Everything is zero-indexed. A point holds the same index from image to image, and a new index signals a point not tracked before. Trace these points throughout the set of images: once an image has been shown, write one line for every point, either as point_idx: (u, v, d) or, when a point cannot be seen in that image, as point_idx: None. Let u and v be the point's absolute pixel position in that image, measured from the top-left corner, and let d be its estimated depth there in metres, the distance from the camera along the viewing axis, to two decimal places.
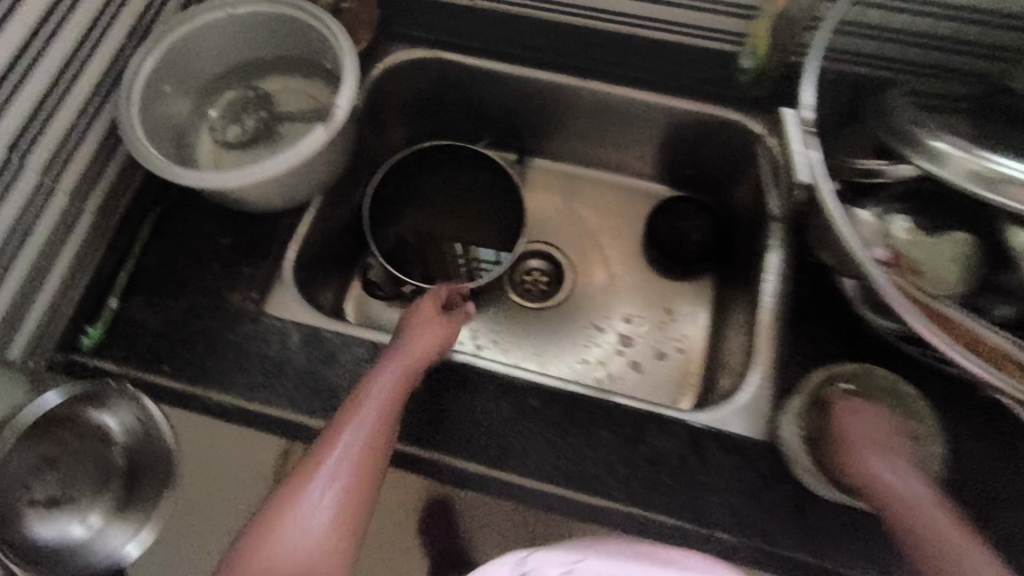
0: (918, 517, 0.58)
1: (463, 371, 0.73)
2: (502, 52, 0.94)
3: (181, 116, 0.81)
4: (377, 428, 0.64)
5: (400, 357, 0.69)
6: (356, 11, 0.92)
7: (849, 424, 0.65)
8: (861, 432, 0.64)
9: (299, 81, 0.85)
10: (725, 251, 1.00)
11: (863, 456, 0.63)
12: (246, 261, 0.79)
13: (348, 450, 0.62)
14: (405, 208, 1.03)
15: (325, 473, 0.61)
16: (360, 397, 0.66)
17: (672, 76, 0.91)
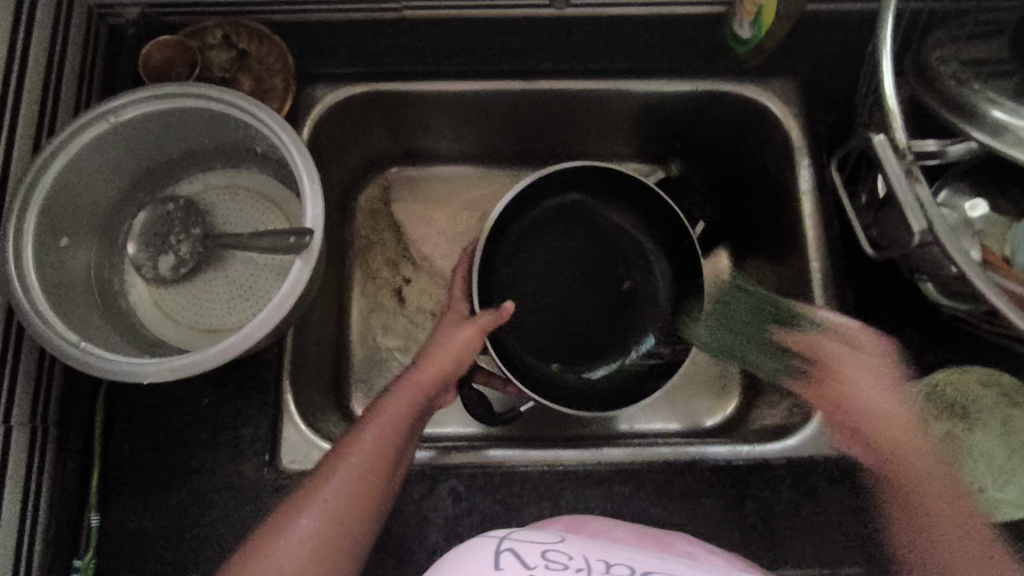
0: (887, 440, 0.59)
1: (536, 478, 0.64)
2: (455, 69, 0.77)
3: (90, 265, 0.62)
4: (371, 464, 0.55)
5: (418, 377, 0.61)
6: (261, 57, 0.73)
7: (855, 398, 0.60)
8: (866, 406, 0.60)
9: (229, 174, 0.68)
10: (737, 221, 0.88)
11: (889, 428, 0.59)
12: (239, 415, 0.65)
13: (355, 453, 0.55)
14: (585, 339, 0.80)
15: (322, 491, 0.52)
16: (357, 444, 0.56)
17: (658, 55, 0.78)
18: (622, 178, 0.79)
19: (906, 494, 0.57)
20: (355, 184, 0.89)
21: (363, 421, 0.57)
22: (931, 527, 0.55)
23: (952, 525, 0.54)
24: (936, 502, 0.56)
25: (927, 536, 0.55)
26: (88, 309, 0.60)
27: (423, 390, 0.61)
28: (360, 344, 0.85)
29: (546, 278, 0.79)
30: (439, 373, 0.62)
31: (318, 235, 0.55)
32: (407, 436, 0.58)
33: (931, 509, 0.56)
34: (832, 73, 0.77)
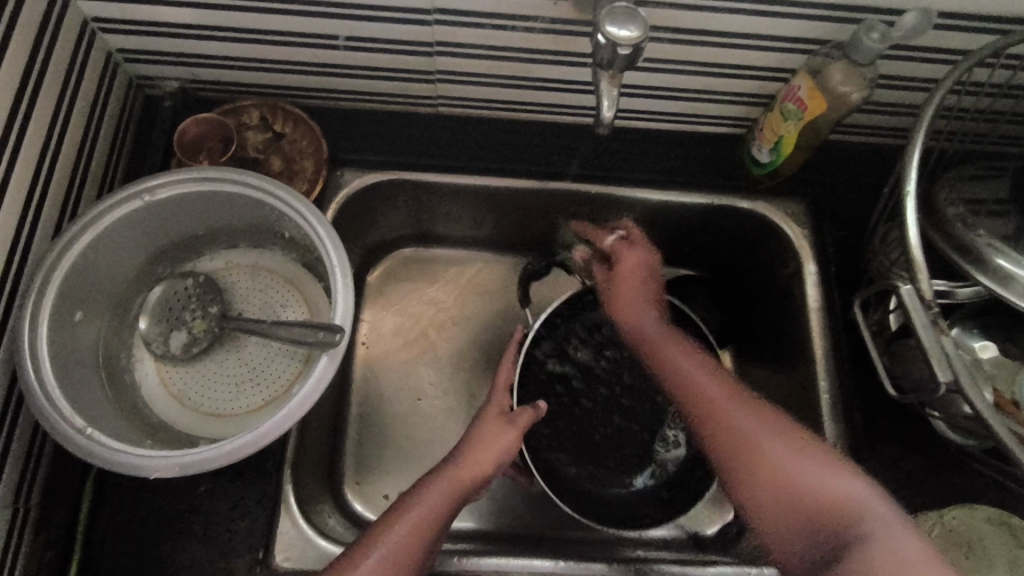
0: (719, 408, 0.60)
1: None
2: (483, 165, 0.79)
3: (101, 339, 0.60)
4: (409, 537, 0.58)
5: (449, 478, 0.62)
6: (294, 141, 0.73)
7: (675, 363, 0.66)
8: (692, 376, 0.64)
9: (252, 255, 0.68)
10: (754, 333, 0.86)
11: (713, 404, 0.61)
12: (232, 505, 0.61)
13: (406, 520, 0.58)
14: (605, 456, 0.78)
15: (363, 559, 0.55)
16: (400, 512, 0.59)
17: (679, 167, 0.81)
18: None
19: (701, 419, 0.61)
20: (367, 263, 0.89)
21: (414, 495, 0.61)
22: (738, 469, 0.57)
23: (727, 424, 0.59)
24: (733, 438, 0.58)
25: (734, 453, 0.58)
26: (94, 387, 0.58)
27: (457, 486, 0.62)
28: (357, 426, 0.83)
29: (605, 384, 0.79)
30: (465, 483, 0.63)
31: (347, 334, 0.55)
32: (441, 521, 0.60)
33: (719, 426, 0.59)
34: (846, 198, 0.80)
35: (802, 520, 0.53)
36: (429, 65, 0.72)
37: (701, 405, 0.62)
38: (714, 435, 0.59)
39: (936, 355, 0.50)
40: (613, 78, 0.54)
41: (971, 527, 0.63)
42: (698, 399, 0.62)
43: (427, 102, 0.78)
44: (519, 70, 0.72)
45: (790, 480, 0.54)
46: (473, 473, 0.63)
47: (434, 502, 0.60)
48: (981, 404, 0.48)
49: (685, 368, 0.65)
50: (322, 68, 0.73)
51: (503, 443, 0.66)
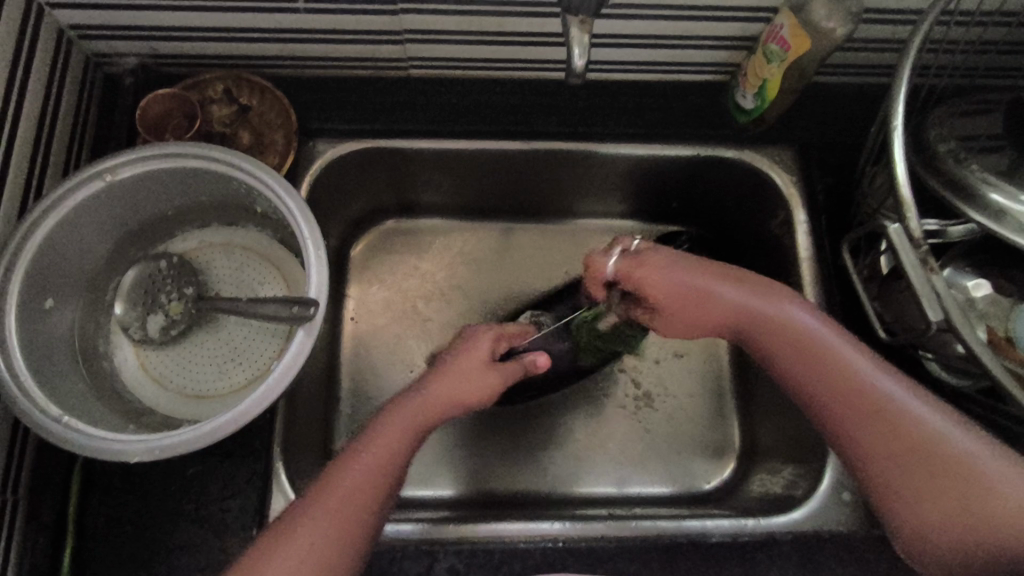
0: (928, 431, 0.48)
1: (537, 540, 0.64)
2: (459, 126, 0.76)
3: (76, 328, 0.59)
4: (377, 465, 0.54)
5: (425, 404, 0.58)
6: (262, 112, 0.71)
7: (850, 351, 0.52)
8: (873, 374, 0.51)
9: (226, 233, 0.66)
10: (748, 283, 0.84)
11: (875, 387, 0.50)
12: (224, 487, 0.61)
13: (373, 445, 0.55)
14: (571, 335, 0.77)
15: (325, 493, 0.51)
16: (365, 436, 0.56)
17: (663, 117, 0.78)
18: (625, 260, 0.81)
19: (906, 451, 0.48)
20: (350, 236, 0.87)
21: (379, 420, 0.57)
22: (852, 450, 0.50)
23: (919, 428, 0.48)
24: (759, 321, 0.55)
25: (908, 432, 0.48)
26: (72, 376, 0.56)
27: (427, 406, 0.59)
28: (350, 402, 0.83)
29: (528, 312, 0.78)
30: (441, 404, 0.60)
31: (322, 307, 0.54)
32: (411, 444, 0.56)
33: (941, 470, 0.47)
34: (836, 142, 0.78)
35: (988, 516, 0.46)
36: (395, 25, 0.69)
37: (908, 433, 0.48)
38: (945, 485, 0.47)
39: (924, 294, 0.49)
40: (584, 25, 0.52)
41: None
42: (925, 429, 0.48)
43: (397, 64, 0.75)
44: (489, 25, 0.69)
45: (948, 444, 0.47)
46: (449, 392, 0.60)
47: (412, 424, 0.57)
48: (972, 340, 0.46)
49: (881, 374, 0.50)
50: (285, 34, 0.70)
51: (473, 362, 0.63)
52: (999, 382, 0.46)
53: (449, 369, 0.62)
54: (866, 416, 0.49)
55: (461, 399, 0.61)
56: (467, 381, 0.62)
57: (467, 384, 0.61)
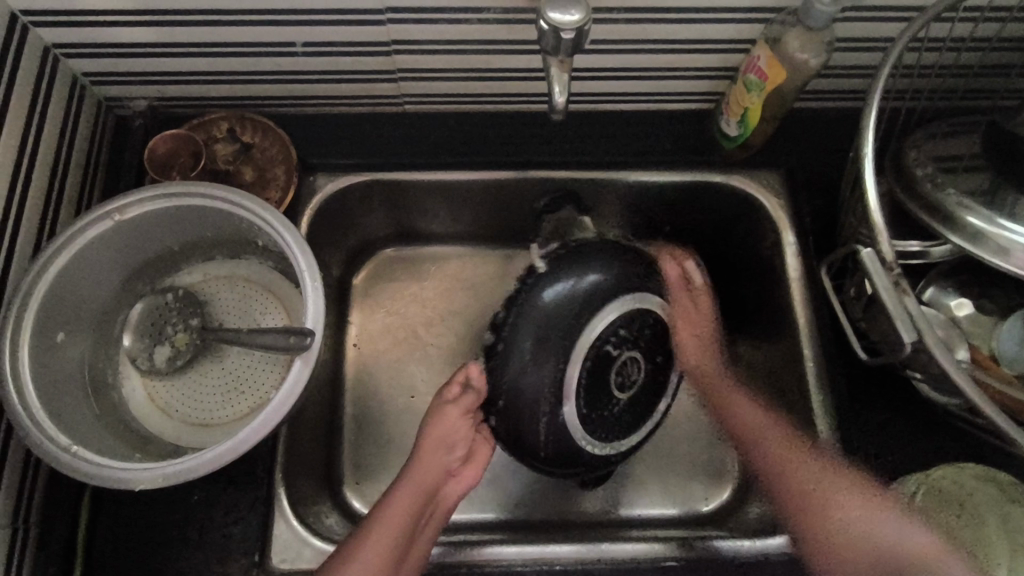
0: (829, 508, 0.62)
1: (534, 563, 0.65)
2: (453, 157, 0.79)
3: (85, 359, 0.62)
4: (383, 533, 0.61)
5: (412, 470, 0.66)
6: (264, 149, 0.74)
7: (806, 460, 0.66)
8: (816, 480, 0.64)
9: (228, 265, 0.69)
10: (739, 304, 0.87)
11: (828, 512, 0.62)
12: (227, 513, 0.63)
13: (380, 525, 0.61)
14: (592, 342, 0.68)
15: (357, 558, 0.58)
16: (376, 510, 0.63)
17: (649, 145, 0.81)
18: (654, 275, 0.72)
19: (811, 517, 0.62)
20: (351, 265, 0.89)
21: (390, 494, 0.64)
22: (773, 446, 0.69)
23: (816, 514, 0.62)
24: (793, 478, 0.65)
25: (822, 540, 0.61)
26: (81, 407, 0.59)
27: (422, 469, 0.67)
28: (352, 427, 0.85)
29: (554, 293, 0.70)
30: (428, 456, 0.67)
31: (318, 337, 0.56)
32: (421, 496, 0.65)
33: (847, 557, 0.59)
34: (823, 166, 0.79)
35: (878, 559, 0.58)
36: (389, 64, 0.72)
37: (814, 502, 0.63)
38: (819, 534, 0.62)
39: (897, 314, 0.50)
40: (562, 65, 0.54)
41: (958, 486, 0.63)
42: (818, 503, 0.62)
43: (394, 101, 0.79)
44: (479, 63, 0.72)
45: (866, 543, 0.59)
46: (439, 439, 0.68)
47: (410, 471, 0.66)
48: (946, 358, 0.48)
49: (810, 471, 0.65)
50: (286, 76, 0.73)
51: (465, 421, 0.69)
52: (972, 398, 0.47)
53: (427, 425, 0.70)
54: (800, 502, 0.64)
55: (452, 444, 0.69)
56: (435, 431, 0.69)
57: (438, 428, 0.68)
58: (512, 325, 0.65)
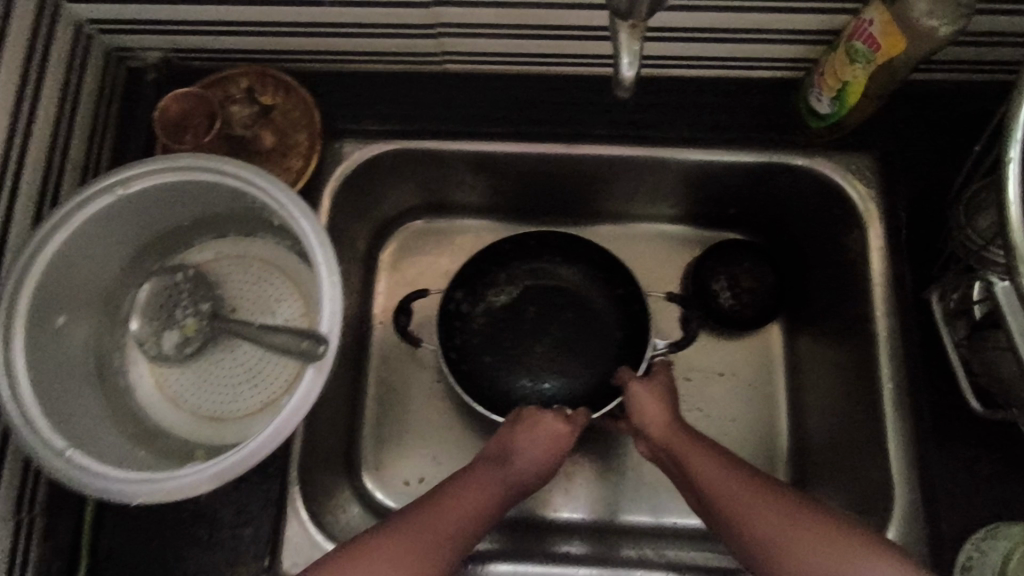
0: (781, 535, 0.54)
1: None
2: (494, 126, 0.70)
3: (90, 343, 0.57)
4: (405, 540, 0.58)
5: (478, 474, 0.65)
6: (286, 112, 0.67)
7: (717, 467, 0.60)
8: (741, 489, 0.58)
9: (244, 243, 0.62)
10: (806, 301, 0.80)
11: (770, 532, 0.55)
12: (237, 511, 0.59)
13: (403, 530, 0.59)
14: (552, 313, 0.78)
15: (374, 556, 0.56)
16: (418, 505, 0.61)
17: (725, 119, 0.69)
18: (641, 309, 0.77)
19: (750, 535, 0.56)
20: (380, 237, 0.83)
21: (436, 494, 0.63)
22: (722, 508, 0.58)
23: (758, 517, 0.56)
24: (745, 512, 0.56)
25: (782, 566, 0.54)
26: (84, 397, 0.55)
27: (499, 475, 0.66)
28: (376, 411, 0.80)
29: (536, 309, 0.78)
30: (500, 473, 0.66)
31: (333, 343, 0.49)
32: (483, 505, 0.63)
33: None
34: (928, 150, 0.68)
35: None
36: (427, 18, 0.63)
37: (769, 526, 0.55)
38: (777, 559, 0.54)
39: None
40: (633, 30, 0.44)
41: None
42: (765, 518, 0.55)
43: (432, 59, 0.69)
44: (531, 18, 0.62)
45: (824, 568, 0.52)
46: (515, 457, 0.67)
47: (468, 478, 0.64)
48: None
49: (772, 504, 0.56)
50: (312, 29, 0.65)
51: (560, 446, 0.69)
52: None
53: (503, 439, 0.68)
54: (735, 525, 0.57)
55: (524, 468, 0.67)
56: (516, 442, 0.67)
57: (515, 441, 0.67)
58: (506, 283, 0.79)
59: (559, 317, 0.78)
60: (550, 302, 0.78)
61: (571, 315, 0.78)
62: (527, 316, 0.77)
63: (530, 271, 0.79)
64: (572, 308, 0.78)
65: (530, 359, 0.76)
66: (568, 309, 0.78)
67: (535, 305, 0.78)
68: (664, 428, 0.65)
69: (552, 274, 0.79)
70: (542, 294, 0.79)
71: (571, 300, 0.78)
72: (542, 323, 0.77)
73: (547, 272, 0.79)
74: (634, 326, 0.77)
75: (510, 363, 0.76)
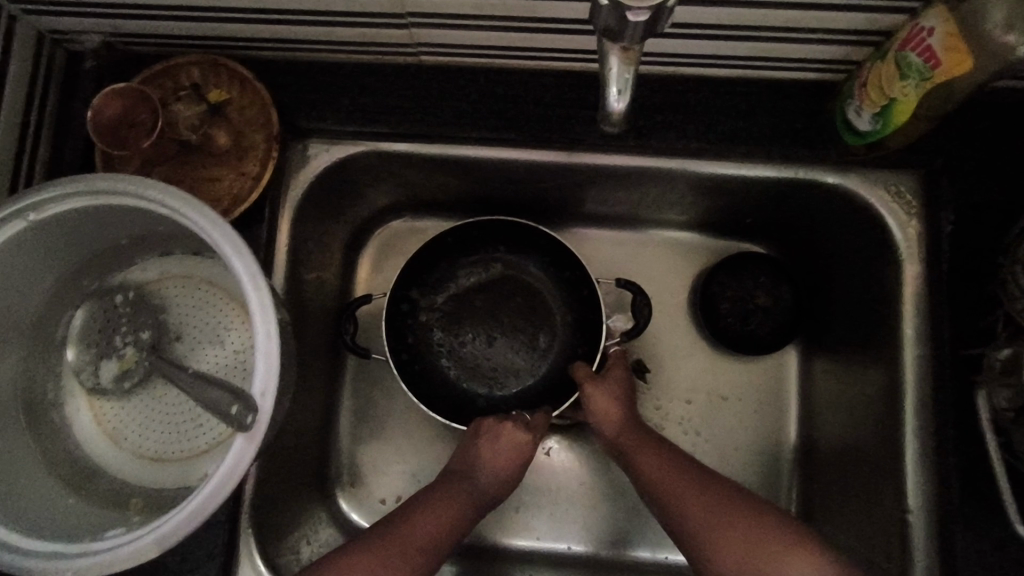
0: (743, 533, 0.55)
1: None
2: (479, 125, 0.61)
3: (18, 376, 0.52)
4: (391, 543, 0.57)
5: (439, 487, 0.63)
6: (241, 109, 0.59)
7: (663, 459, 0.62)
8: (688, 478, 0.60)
9: (189, 262, 0.56)
10: (825, 324, 0.72)
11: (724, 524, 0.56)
12: (185, 555, 0.55)
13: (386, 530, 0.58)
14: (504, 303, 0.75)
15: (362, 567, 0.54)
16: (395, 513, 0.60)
17: (747, 124, 0.59)
18: (590, 293, 0.73)
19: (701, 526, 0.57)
20: (357, 239, 0.76)
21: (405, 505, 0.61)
22: (664, 489, 0.60)
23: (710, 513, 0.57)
24: (693, 502, 0.58)
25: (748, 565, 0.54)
26: (9, 439, 0.50)
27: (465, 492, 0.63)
28: (351, 426, 0.75)
29: (486, 298, 0.75)
30: (464, 488, 0.63)
31: (266, 411, 0.43)
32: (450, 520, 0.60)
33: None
34: (982, 173, 0.58)
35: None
36: (398, 5, 0.54)
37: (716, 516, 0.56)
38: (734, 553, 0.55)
39: None
40: (624, 52, 0.35)
41: None
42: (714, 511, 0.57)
43: (406, 50, 0.60)
44: (518, 9, 0.53)
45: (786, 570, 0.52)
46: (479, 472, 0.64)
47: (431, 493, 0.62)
48: None
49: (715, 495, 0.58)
50: (267, 14, 0.56)
51: (524, 457, 0.66)
52: None
53: (466, 453, 0.66)
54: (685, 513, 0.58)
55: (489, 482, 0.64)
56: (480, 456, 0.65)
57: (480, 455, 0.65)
58: (453, 273, 0.76)
59: (513, 307, 0.75)
60: (503, 294, 0.76)
61: (522, 303, 0.75)
62: (480, 310, 0.75)
63: (476, 257, 0.76)
64: (525, 296, 0.76)
65: (488, 355, 0.75)
66: (521, 298, 0.75)
67: (486, 294, 0.75)
68: (618, 422, 0.66)
69: (497, 261, 0.76)
70: (492, 284, 0.76)
71: (524, 288, 0.75)
72: (491, 313, 0.75)
73: (493, 256, 0.76)
74: (585, 310, 0.74)
75: (469, 361, 0.75)
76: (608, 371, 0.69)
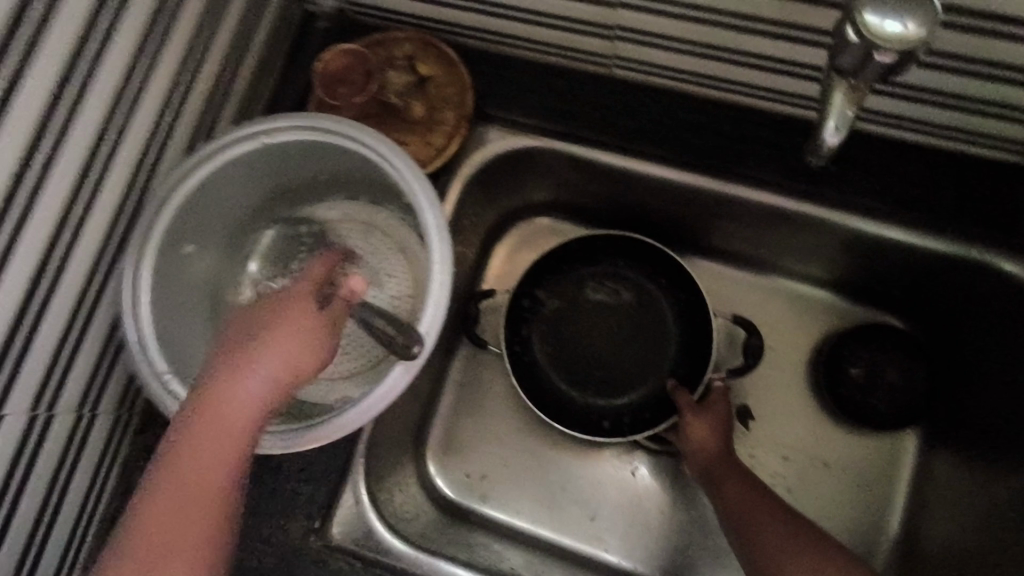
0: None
1: None
2: (651, 142, 0.64)
3: (210, 274, 0.60)
4: None
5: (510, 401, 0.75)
6: (441, 86, 0.65)
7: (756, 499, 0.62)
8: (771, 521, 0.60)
9: (368, 210, 0.62)
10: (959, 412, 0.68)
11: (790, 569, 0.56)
12: (304, 467, 0.60)
13: None
14: (616, 319, 0.77)
15: None
16: None
17: (918, 193, 0.60)
18: (704, 321, 0.74)
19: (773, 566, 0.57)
20: (500, 226, 0.80)
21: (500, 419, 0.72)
22: (742, 519, 0.62)
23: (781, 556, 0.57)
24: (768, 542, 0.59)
25: None
26: (194, 324, 0.57)
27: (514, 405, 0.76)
28: (455, 397, 0.79)
29: (601, 310, 0.77)
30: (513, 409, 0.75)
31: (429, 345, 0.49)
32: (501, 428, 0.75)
33: None
34: None
35: None
36: (609, 17, 0.58)
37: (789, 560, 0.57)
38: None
39: None
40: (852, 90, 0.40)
41: None
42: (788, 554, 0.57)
43: (601, 60, 0.64)
44: (722, 38, 0.56)
45: None
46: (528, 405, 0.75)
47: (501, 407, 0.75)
48: None
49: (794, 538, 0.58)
50: (487, 7, 0.62)
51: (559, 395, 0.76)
52: None
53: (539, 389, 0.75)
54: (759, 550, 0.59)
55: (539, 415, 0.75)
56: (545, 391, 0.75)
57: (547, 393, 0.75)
58: (571, 278, 0.78)
59: (626, 325, 0.77)
60: (618, 312, 0.77)
61: (635, 322, 0.77)
62: (593, 322, 0.77)
63: (599, 268, 0.78)
64: (639, 317, 0.77)
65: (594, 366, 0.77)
66: (634, 320, 0.77)
67: (601, 308, 0.77)
68: (711, 455, 0.67)
69: (616, 276, 0.77)
70: (608, 296, 0.77)
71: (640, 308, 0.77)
72: (601, 324, 0.77)
73: (615, 269, 0.77)
74: (696, 338, 0.75)
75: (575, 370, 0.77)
76: (709, 404, 0.71)
